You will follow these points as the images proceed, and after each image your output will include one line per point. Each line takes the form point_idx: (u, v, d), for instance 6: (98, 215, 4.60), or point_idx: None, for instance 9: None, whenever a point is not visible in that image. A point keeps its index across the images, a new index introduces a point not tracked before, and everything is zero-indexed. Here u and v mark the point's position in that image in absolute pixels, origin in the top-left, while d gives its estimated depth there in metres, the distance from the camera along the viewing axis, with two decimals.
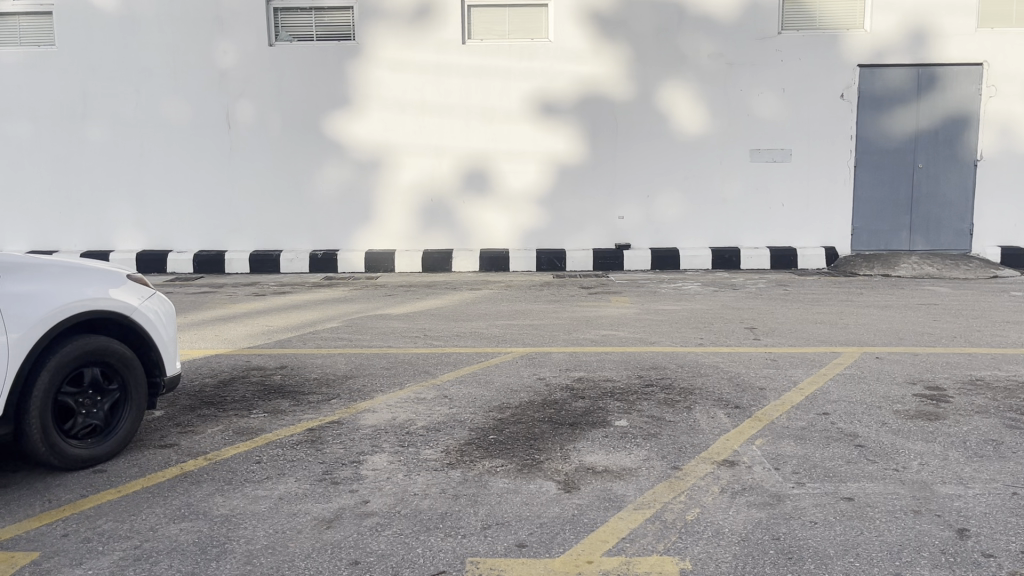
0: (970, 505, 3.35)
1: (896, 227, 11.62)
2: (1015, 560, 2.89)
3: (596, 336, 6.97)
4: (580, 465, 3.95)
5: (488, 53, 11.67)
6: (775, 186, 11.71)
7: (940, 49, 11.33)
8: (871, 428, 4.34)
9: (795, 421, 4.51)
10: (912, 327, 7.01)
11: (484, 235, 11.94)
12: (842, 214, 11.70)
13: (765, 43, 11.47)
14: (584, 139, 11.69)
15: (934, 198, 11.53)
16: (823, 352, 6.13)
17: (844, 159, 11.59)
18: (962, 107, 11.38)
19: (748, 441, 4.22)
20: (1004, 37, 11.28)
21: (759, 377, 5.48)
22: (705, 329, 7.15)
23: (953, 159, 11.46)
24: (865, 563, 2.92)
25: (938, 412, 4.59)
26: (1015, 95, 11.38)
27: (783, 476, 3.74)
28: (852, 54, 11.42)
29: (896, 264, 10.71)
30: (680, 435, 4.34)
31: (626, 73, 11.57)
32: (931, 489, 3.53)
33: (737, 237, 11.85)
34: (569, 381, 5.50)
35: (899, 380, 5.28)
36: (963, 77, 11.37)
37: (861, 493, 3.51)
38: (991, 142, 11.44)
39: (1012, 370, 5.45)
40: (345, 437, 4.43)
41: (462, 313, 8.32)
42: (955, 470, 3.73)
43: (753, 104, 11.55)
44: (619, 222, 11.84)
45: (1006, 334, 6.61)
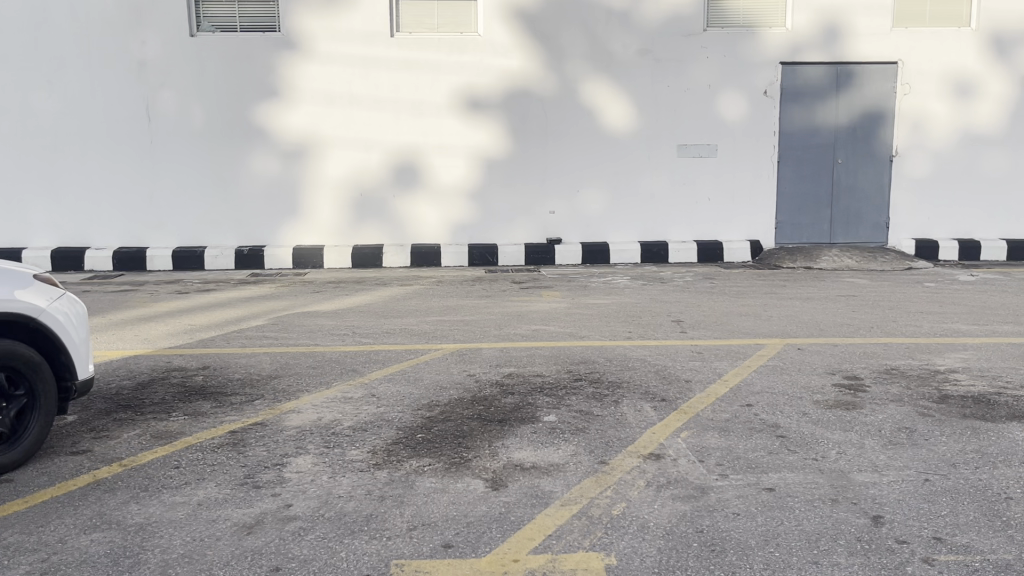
0: (885, 493, 3.45)
1: (817, 221, 11.95)
2: (926, 546, 2.98)
3: (527, 331, 6.97)
4: (508, 462, 3.94)
5: (416, 46, 11.56)
6: (702, 181, 11.90)
7: (856, 47, 11.68)
8: (792, 419, 4.44)
9: (719, 413, 4.58)
10: (832, 318, 7.22)
11: (414, 230, 11.82)
12: (767, 209, 11.97)
13: (690, 40, 11.63)
14: (514, 133, 11.68)
15: (852, 192, 11.89)
16: (747, 344, 6.26)
17: (768, 154, 11.84)
18: (877, 104, 11.75)
19: (673, 434, 4.27)
20: (915, 37, 11.68)
21: (686, 370, 5.55)
22: (633, 322, 7.22)
23: (870, 154, 11.83)
24: (784, 552, 2.98)
25: (855, 401, 4.73)
26: (928, 92, 11.77)
27: (707, 468, 3.79)
28: (773, 51, 11.67)
29: (818, 256, 11.01)
30: (607, 429, 4.37)
31: (555, 67, 11.60)
32: (849, 478, 3.62)
33: (666, 231, 12.00)
34: (500, 377, 5.48)
35: (819, 371, 5.42)
36: (879, 75, 11.74)
37: (782, 483, 3.59)
38: (905, 138, 11.83)
39: (926, 359, 5.65)
40: (269, 439, 4.33)
41: (391, 310, 8.21)
42: (871, 458, 3.84)
43: (680, 100, 11.71)
44: (550, 217, 11.87)
45: (919, 324, 6.86)
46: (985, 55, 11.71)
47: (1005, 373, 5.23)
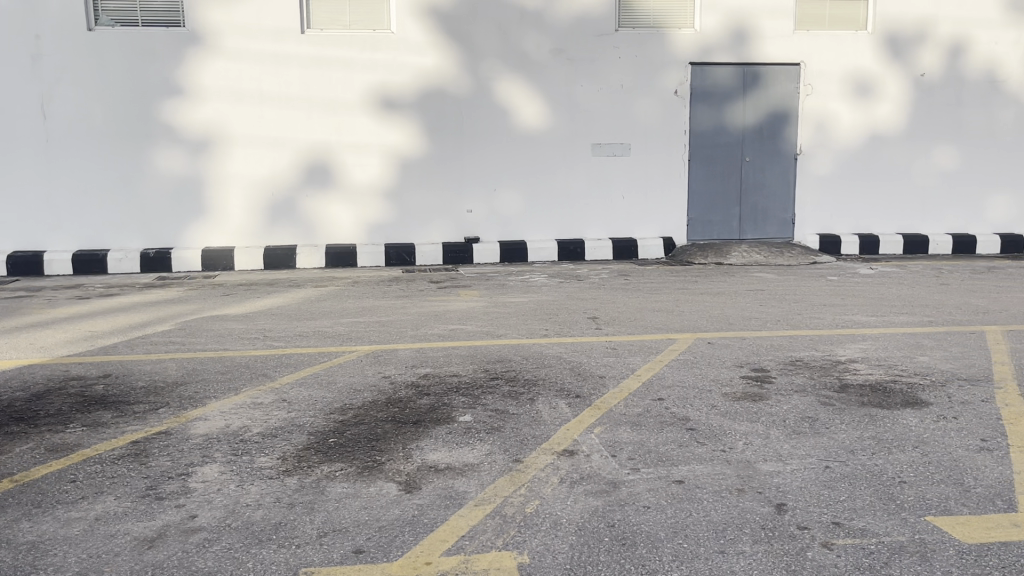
0: (788, 481, 3.56)
1: (727, 218, 12.27)
2: (826, 531, 3.08)
3: (443, 331, 6.93)
4: (422, 464, 3.90)
5: (327, 43, 11.37)
6: (616, 179, 12.07)
7: (760, 49, 12.04)
8: (701, 412, 4.54)
9: (632, 408, 4.64)
10: (741, 312, 7.42)
11: (329, 230, 11.63)
12: (678, 206, 12.22)
13: (602, 40, 11.78)
14: (428, 132, 11.62)
15: (759, 190, 12.26)
16: (660, 339, 6.37)
17: (679, 153, 12.09)
18: (782, 104, 12.15)
19: (587, 430, 4.31)
20: (816, 40, 12.11)
21: (600, 365, 5.62)
22: (549, 320, 7.27)
23: (775, 152, 12.22)
24: (693, 544, 3.03)
25: (761, 392, 4.87)
26: (829, 93, 12.21)
27: (620, 463, 3.84)
28: (683, 52, 11.92)
29: (728, 252, 11.30)
30: (522, 427, 4.38)
31: (468, 66, 11.58)
32: (754, 468, 3.72)
33: (582, 229, 12.13)
34: (415, 378, 5.43)
35: (728, 364, 5.56)
36: (783, 76, 12.13)
37: (691, 475, 3.66)
38: (809, 137, 12.25)
39: (828, 350, 5.86)
40: (173, 448, 4.18)
41: (305, 312, 8.05)
42: (775, 448, 3.95)
43: (593, 100, 11.85)
44: (467, 216, 11.85)
45: (822, 316, 7.12)
46: (881, 58, 12.21)
47: (900, 362, 5.48)
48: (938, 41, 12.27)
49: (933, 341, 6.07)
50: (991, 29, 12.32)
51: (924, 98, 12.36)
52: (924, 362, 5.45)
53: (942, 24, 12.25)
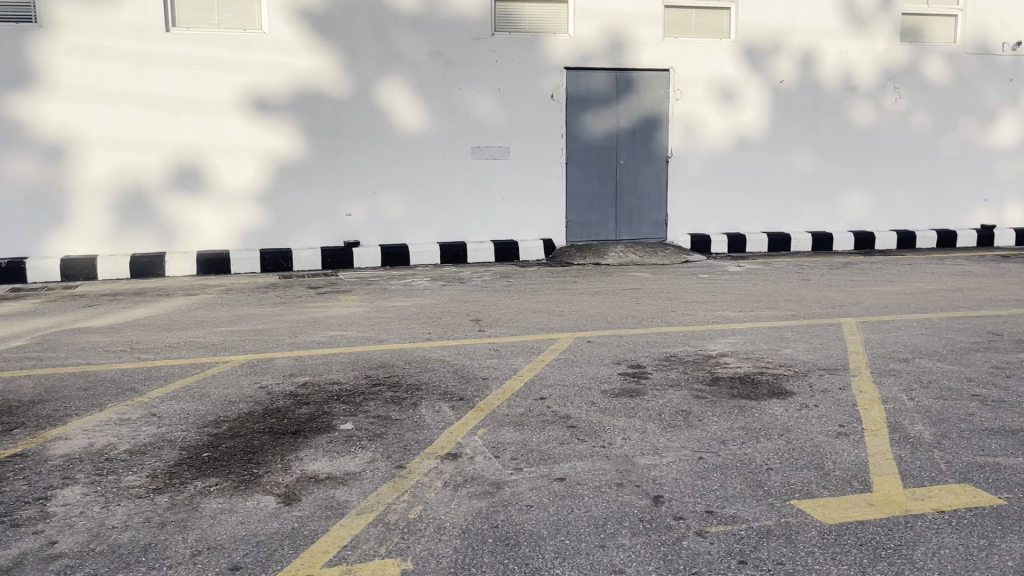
0: (664, 473, 3.68)
1: (604, 219, 12.58)
2: (700, 519, 3.21)
3: (324, 338, 6.79)
4: (302, 475, 3.81)
5: (195, 42, 10.94)
6: (496, 182, 12.16)
7: (632, 55, 12.41)
8: (582, 409, 4.63)
9: (514, 408, 4.69)
10: (618, 310, 7.61)
11: (200, 237, 11.18)
12: (557, 209, 12.42)
13: (479, 44, 11.84)
14: (304, 135, 11.37)
15: (634, 191, 12.63)
16: (541, 339, 6.45)
17: (556, 156, 12.30)
18: (653, 109, 12.56)
19: (470, 432, 4.32)
20: (684, 46, 12.58)
21: (483, 367, 5.64)
22: (431, 323, 7.24)
23: (647, 155, 12.61)
24: (574, 540, 3.09)
25: (639, 388, 5.01)
26: (697, 98, 12.70)
27: (503, 463, 3.86)
28: (558, 57, 12.13)
29: (605, 253, 11.56)
30: (405, 433, 4.34)
31: (344, 68, 11.41)
32: (632, 462, 3.83)
33: (463, 232, 12.15)
34: (293, 387, 5.29)
35: (607, 361, 5.69)
36: (653, 81, 12.53)
37: (572, 472, 3.73)
38: (679, 140, 12.70)
39: (701, 345, 6.10)
40: (30, 471, 3.91)
41: (175, 322, 7.72)
42: (652, 442, 4.08)
43: (471, 103, 11.91)
44: (346, 220, 11.66)
45: (695, 313, 7.39)
46: (743, 65, 12.81)
47: (767, 355, 5.76)
48: (794, 50, 12.99)
49: (796, 334, 6.41)
50: (840, 39, 13.14)
51: (784, 103, 13.04)
52: (788, 354, 5.75)
53: (797, 34, 12.97)
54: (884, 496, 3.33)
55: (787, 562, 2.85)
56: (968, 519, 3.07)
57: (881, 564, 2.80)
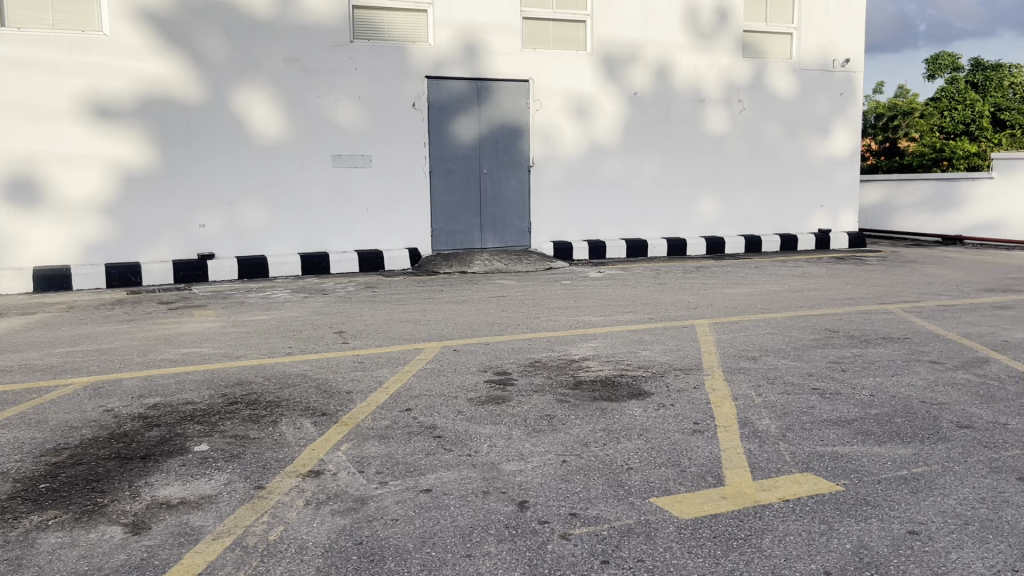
0: (529, 478, 3.72)
1: (468, 227, 12.63)
2: (564, 523, 3.26)
3: (176, 356, 6.46)
4: (151, 502, 3.60)
5: (26, 43, 10.16)
6: (358, 191, 11.97)
7: (491, 65, 12.54)
8: (448, 419, 4.61)
9: (379, 421, 4.61)
10: (484, 318, 7.66)
11: (36, 251, 10.41)
12: (422, 218, 12.37)
13: (337, 51, 11.65)
14: (152, 143, 10.82)
15: (497, 199, 12.75)
16: (407, 349, 6.39)
17: (419, 165, 12.24)
18: (513, 118, 12.73)
19: (334, 448, 4.21)
20: (542, 58, 12.83)
21: (347, 381, 5.52)
22: (292, 337, 7.04)
23: (509, 164, 12.77)
24: (440, 551, 3.07)
25: (504, 394, 5.05)
26: (556, 108, 12.97)
27: (367, 478, 3.79)
28: (419, 65, 12.10)
29: (470, 261, 11.60)
30: (264, 452, 4.19)
31: (194, 74, 10.95)
32: (498, 469, 3.85)
33: (326, 242, 11.89)
34: (143, 410, 4.99)
35: (473, 369, 5.70)
36: (513, 91, 12.71)
37: (438, 483, 3.70)
38: (540, 149, 12.93)
39: (564, 350, 6.22)
40: None
41: (9, 343, 7.14)
42: (517, 447, 4.12)
43: (330, 111, 11.68)
44: (199, 231, 11.16)
45: (558, 319, 7.54)
46: (599, 76, 13.19)
47: (626, 357, 5.94)
48: (646, 63, 13.49)
49: (653, 336, 6.65)
50: (688, 53, 13.77)
51: (638, 114, 13.52)
52: (646, 356, 5.95)
53: (649, 47, 13.49)
54: (735, 489, 3.50)
55: (646, 559, 2.93)
56: (810, 506, 3.27)
57: (732, 554, 2.93)
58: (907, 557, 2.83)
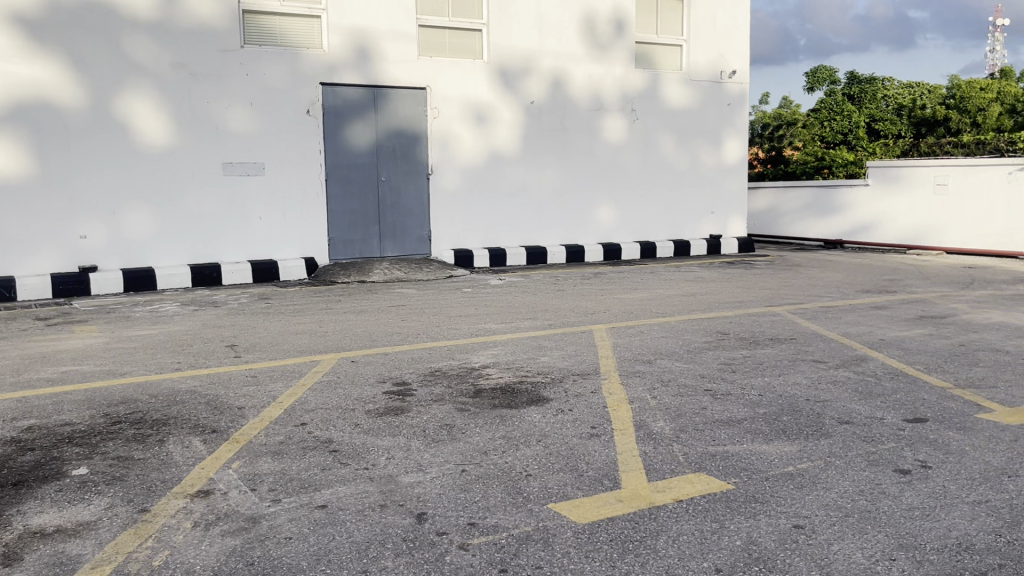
0: (428, 489, 3.68)
1: (366, 236, 12.46)
2: (463, 533, 3.23)
3: (53, 375, 6.10)
4: (24, 531, 3.38)
5: None
6: (251, 200, 11.65)
7: (387, 72, 12.44)
8: (344, 432, 4.52)
9: (272, 437, 4.47)
10: (383, 328, 7.55)
11: None
12: (318, 227, 12.13)
13: (227, 56, 11.31)
14: (28, 150, 10.23)
15: (396, 207, 12.64)
16: (303, 362, 6.24)
17: (315, 173, 12.02)
18: (411, 125, 12.64)
19: (224, 466, 4.06)
20: (439, 66, 12.81)
21: (239, 396, 5.33)
22: (181, 352, 6.76)
23: (408, 172, 12.68)
24: (335, 568, 3.00)
25: (403, 405, 4.98)
26: (453, 116, 12.96)
27: (260, 496, 3.67)
28: (313, 71, 11.88)
29: (369, 270, 11.44)
30: (149, 473, 4.00)
31: (73, 78, 10.42)
32: (396, 481, 3.79)
33: (217, 253, 11.49)
34: (16, 433, 4.68)
35: (371, 381, 5.60)
36: (410, 98, 12.63)
37: (334, 498, 3.62)
38: (437, 156, 12.89)
39: (464, 358, 6.19)
40: None
41: None
42: (416, 459, 4.07)
43: (220, 117, 11.33)
44: (80, 242, 10.63)
45: (458, 327, 7.51)
46: (496, 85, 13.26)
47: (526, 364, 5.96)
48: (542, 72, 13.64)
49: (552, 342, 6.71)
50: (583, 63, 14.00)
51: (535, 122, 13.65)
52: (545, 362, 6.00)
53: (544, 56, 13.65)
54: (631, 491, 3.55)
55: (544, 565, 2.94)
56: (702, 505, 3.35)
57: (628, 557, 2.97)
58: (793, 551, 2.93)
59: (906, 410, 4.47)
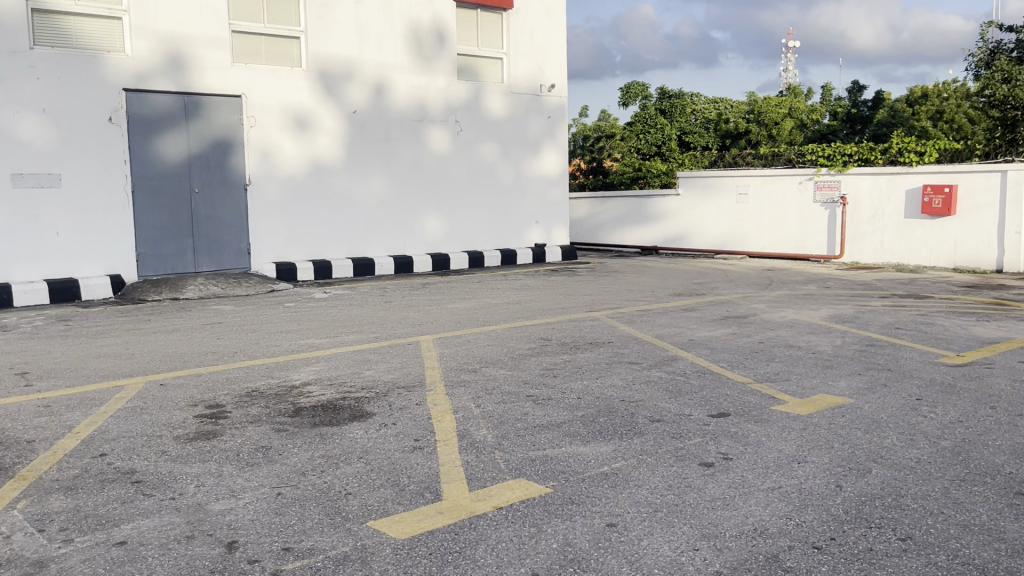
0: (240, 516, 3.50)
1: (179, 251, 11.80)
2: (276, 559, 3.09)
3: None
4: None
5: None
6: (46, 214, 10.73)
7: (199, 80, 11.86)
8: (149, 461, 4.22)
9: (65, 471, 4.11)
10: (197, 348, 7.16)
11: None
12: (125, 242, 11.35)
13: (15, 58, 10.36)
14: None
15: (212, 220, 12.06)
16: (105, 388, 5.79)
17: (120, 185, 11.25)
18: (226, 135, 12.12)
19: (6, 508, 3.67)
20: (254, 73, 12.36)
21: (28, 429, 4.86)
22: None
23: (224, 183, 12.14)
24: None
25: (216, 429, 4.73)
26: (272, 125, 12.54)
27: (48, 537, 3.35)
28: (115, 76, 11.12)
29: (183, 287, 10.83)
30: None
31: None
32: (205, 510, 3.58)
33: (7, 272, 10.50)
34: None
35: (181, 405, 5.28)
36: (224, 106, 12.10)
37: (134, 533, 3.36)
38: (255, 168, 12.43)
39: (284, 376, 5.96)
40: None
41: None
42: (228, 484, 3.86)
43: (8, 125, 10.36)
44: None
45: (279, 343, 7.25)
46: (315, 93, 12.95)
47: (349, 379, 5.83)
48: (363, 81, 13.47)
49: (377, 355, 6.61)
50: (405, 74, 13.96)
51: (358, 133, 13.46)
52: (369, 376, 5.89)
53: (365, 65, 13.48)
54: (452, 502, 3.53)
55: None
56: (521, 510, 3.39)
57: (447, 569, 2.95)
58: (605, 550, 3.01)
59: (712, 406, 4.74)
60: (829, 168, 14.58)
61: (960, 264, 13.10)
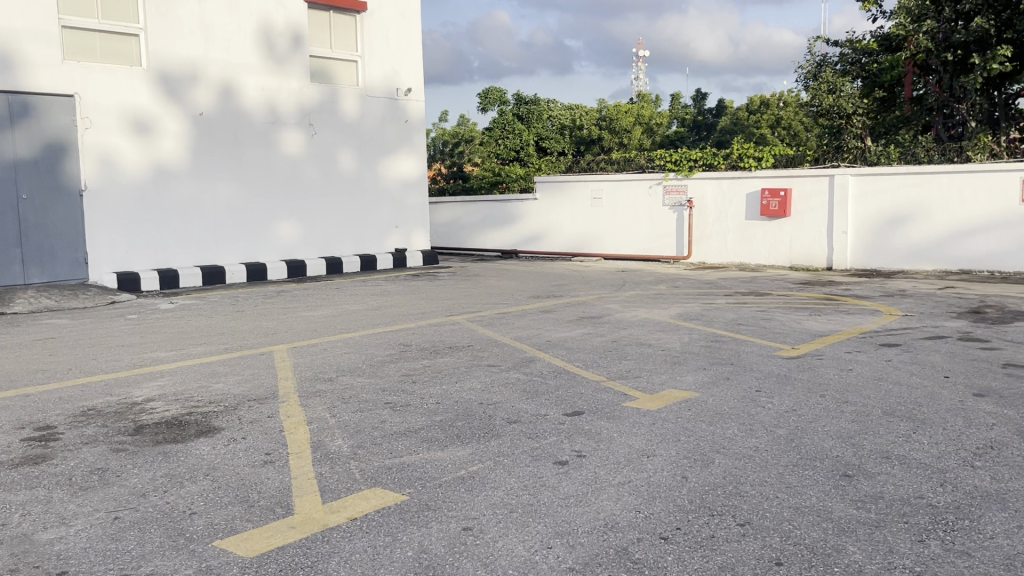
0: (71, 545, 3.25)
1: (7, 261, 10.90)
2: None
3: None
4: None
5: None
6: None
7: (28, 78, 11.01)
8: None
9: None
10: (25, 365, 6.62)
11: None
12: None
13: None
14: None
15: (44, 229, 11.22)
16: None
17: None
18: (58, 138, 11.31)
19: None
20: (89, 72, 11.60)
21: None
22: None
23: (57, 188, 11.33)
24: None
25: (45, 453, 4.38)
26: (109, 127, 11.82)
27: None
28: None
29: (11, 300, 10.03)
30: None
31: None
32: (31, 540, 3.31)
33: None
34: None
35: (6, 429, 4.86)
36: (56, 107, 11.30)
37: None
38: (93, 172, 11.68)
39: (125, 393, 5.61)
40: None
41: None
42: (57, 511, 3.58)
43: None
44: None
45: (119, 358, 6.82)
46: (157, 94, 12.32)
47: (197, 393, 5.55)
48: (209, 82, 12.93)
49: (227, 367, 6.33)
50: (254, 75, 13.50)
51: (204, 136, 12.91)
52: (218, 389, 5.64)
53: (211, 66, 12.94)
54: (303, 516, 3.43)
55: None
56: (376, 520, 3.33)
57: None
58: (461, 554, 3.00)
59: (566, 405, 4.83)
60: (676, 172, 15.22)
61: (795, 262, 13.98)
